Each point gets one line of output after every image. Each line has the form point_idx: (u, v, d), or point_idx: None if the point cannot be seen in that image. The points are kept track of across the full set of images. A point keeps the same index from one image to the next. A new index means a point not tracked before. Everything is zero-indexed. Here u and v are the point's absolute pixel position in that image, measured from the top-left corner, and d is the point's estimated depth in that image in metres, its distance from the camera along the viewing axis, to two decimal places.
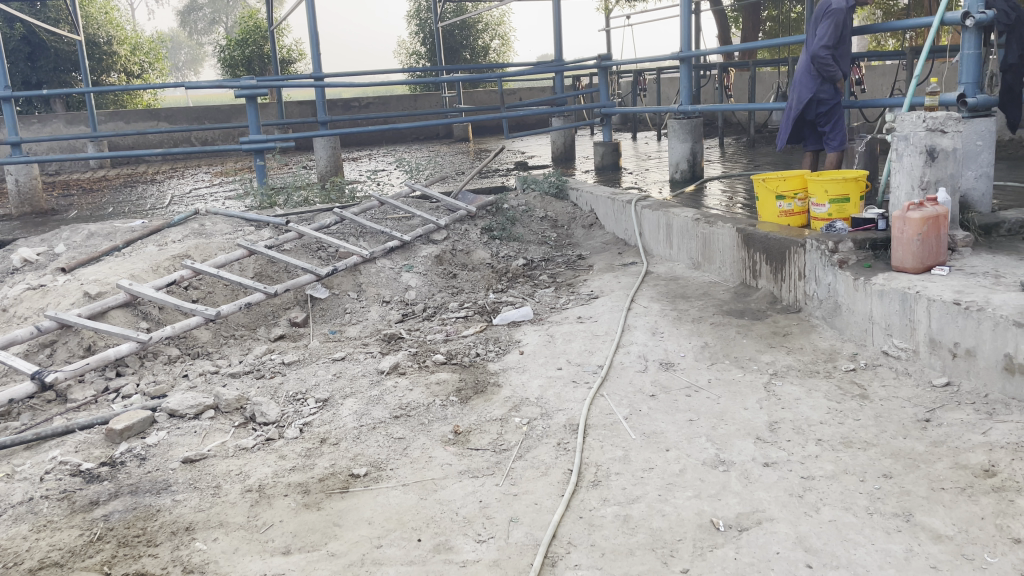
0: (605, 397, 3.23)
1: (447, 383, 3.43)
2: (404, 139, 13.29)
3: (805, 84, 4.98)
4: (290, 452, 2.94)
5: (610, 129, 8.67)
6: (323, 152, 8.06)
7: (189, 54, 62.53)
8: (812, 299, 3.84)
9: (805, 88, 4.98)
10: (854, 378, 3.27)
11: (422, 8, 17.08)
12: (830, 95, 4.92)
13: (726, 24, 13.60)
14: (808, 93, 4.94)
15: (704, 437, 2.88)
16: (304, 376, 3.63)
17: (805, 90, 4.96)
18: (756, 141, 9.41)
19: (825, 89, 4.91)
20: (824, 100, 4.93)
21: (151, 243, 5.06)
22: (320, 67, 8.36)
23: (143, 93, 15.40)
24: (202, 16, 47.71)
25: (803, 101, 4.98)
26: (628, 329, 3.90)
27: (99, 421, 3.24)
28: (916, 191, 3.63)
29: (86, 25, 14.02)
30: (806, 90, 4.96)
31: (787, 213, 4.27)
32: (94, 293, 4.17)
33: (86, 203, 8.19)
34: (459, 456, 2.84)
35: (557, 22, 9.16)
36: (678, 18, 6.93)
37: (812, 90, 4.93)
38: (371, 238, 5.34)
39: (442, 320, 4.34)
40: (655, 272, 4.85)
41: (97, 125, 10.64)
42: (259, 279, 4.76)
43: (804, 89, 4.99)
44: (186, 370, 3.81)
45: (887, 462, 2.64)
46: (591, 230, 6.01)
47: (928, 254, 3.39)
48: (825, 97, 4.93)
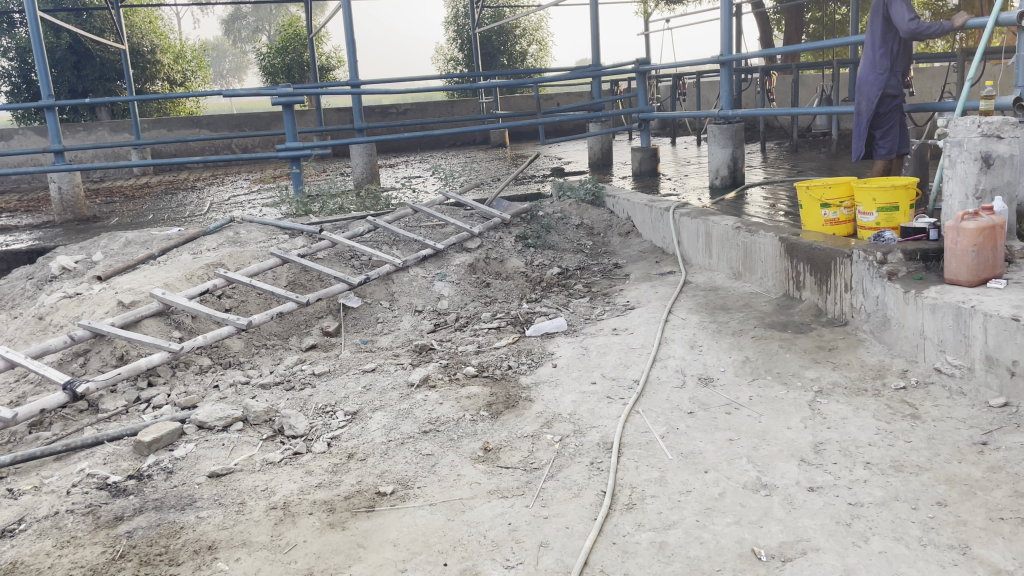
0: (641, 414, 3.11)
1: (478, 398, 3.35)
2: (442, 144, 13.28)
3: (871, 82, 4.74)
4: (317, 467, 2.88)
5: (649, 134, 8.53)
6: (360, 159, 8.06)
7: (232, 62, 63.62)
8: (859, 311, 3.69)
9: (871, 86, 4.73)
10: (904, 397, 3.12)
11: (460, 14, 17.10)
12: (897, 89, 4.72)
13: (769, 26, 13.34)
14: (877, 91, 4.70)
15: (744, 458, 2.75)
16: (333, 388, 3.57)
17: (874, 87, 4.71)
18: (800, 145, 9.20)
19: (892, 84, 4.71)
20: (891, 96, 4.73)
21: (186, 252, 5.07)
22: (357, 74, 8.36)
23: (186, 101, 15.63)
24: (246, 24, 48.56)
25: (873, 100, 4.73)
26: (665, 342, 3.77)
27: (129, 432, 3.21)
28: (970, 200, 3.45)
29: (130, 34, 14.26)
30: (874, 88, 4.72)
31: (832, 222, 4.12)
32: (128, 302, 4.17)
33: (126, 210, 8.29)
34: (488, 474, 2.76)
35: (596, 26, 9.05)
36: (720, 21, 6.78)
37: (880, 87, 4.70)
38: (404, 246, 5.29)
39: (474, 331, 4.26)
40: (693, 282, 4.72)
41: (139, 133, 10.80)
42: (293, 288, 4.74)
43: (870, 86, 4.74)
44: (217, 381, 3.78)
45: (942, 488, 2.49)
46: (628, 238, 5.89)
47: (984, 266, 3.22)
48: (892, 92, 4.72)
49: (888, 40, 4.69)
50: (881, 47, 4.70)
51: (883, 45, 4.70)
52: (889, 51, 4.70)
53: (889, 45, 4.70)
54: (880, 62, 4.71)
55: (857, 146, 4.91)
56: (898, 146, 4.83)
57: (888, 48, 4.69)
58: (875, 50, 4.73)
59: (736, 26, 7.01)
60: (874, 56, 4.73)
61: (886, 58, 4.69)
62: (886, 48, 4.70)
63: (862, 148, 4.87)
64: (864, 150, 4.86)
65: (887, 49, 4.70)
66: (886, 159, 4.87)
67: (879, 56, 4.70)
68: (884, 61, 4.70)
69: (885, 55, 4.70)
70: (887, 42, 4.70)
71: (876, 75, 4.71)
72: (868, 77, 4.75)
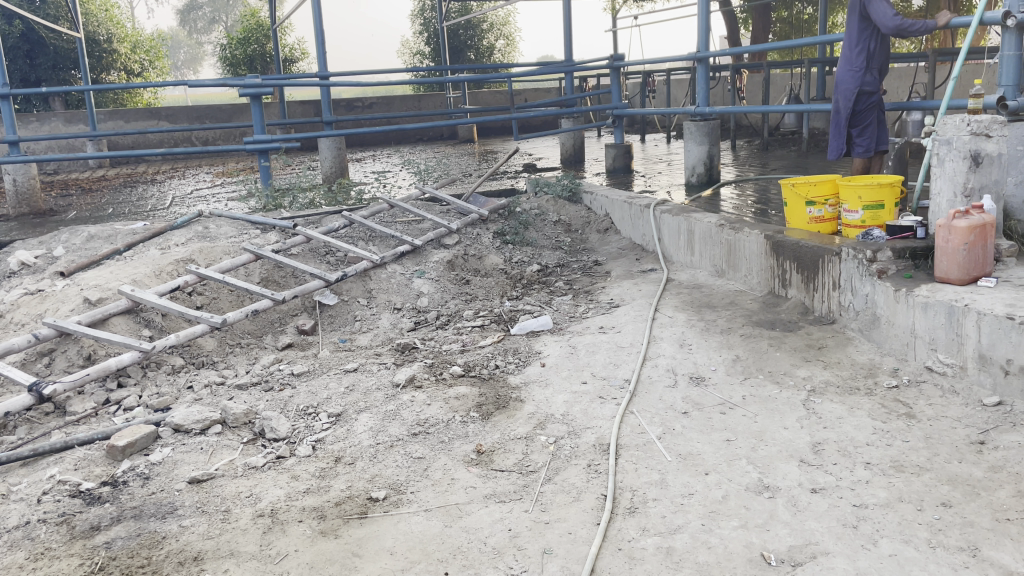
0: (634, 414, 3.05)
1: (467, 398, 3.26)
2: (409, 139, 13.12)
3: (847, 80, 4.74)
4: (304, 472, 2.77)
5: (621, 131, 8.49)
6: (329, 152, 7.89)
7: (188, 53, 62.32)
8: (847, 310, 3.68)
9: (848, 84, 4.73)
10: (897, 396, 3.10)
11: (426, 7, 16.91)
12: (874, 86, 4.72)
13: (736, 25, 13.44)
14: (854, 89, 4.71)
15: (744, 460, 2.71)
16: (315, 389, 3.45)
17: (850, 85, 4.72)
18: (769, 143, 9.26)
19: (868, 81, 4.71)
20: (868, 93, 4.73)
21: (153, 247, 4.89)
22: (325, 65, 8.18)
23: (144, 92, 15.22)
24: (202, 15, 47.62)
25: (849, 97, 4.73)
26: (653, 341, 3.72)
27: (100, 436, 3.06)
28: (959, 199, 3.47)
29: (85, 22, 13.82)
30: (851, 86, 4.72)
31: (817, 220, 4.10)
32: (94, 299, 3.99)
33: (85, 204, 8.01)
34: (483, 478, 2.67)
35: (568, 21, 9.00)
36: (695, 18, 6.77)
37: (857, 85, 4.70)
38: (380, 242, 5.17)
39: (457, 329, 4.16)
40: (676, 279, 4.68)
41: (97, 124, 10.47)
42: (266, 285, 4.59)
43: (846, 84, 4.75)
44: (190, 382, 3.63)
45: (945, 489, 2.47)
46: (606, 235, 5.83)
47: (975, 264, 3.22)
48: (868, 89, 4.72)
49: (865, 37, 4.68)
50: (857, 45, 4.69)
51: (860, 43, 4.69)
52: (866, 48, 4.68)
53: (865, 43, 4.69)
54: (857, 60, 4.70)
55: (835, 145, 4.92)
56: (875, 143, 4.85)
57: (865, 45, 4.68)
58: (852, 48, 4.72)
59: (711, 23, 7.00)
60: (851, 53, 4.73)
61: (862, 56, 4.69)
62: (863, 45, 4.69)
63: (839, 146, 4.88)
64: (842, 149, 4.87)
65: (864, 46, 4.69)
66: (865, 156, 4.86)
67: (855, 54, 4.70)
68: (861, 58, 4.69)
69: (862, 52, 4.69)
70: (863, 40, 4.68)
71: (852, 73, 4.71)
72: (844, 75, 4.75)
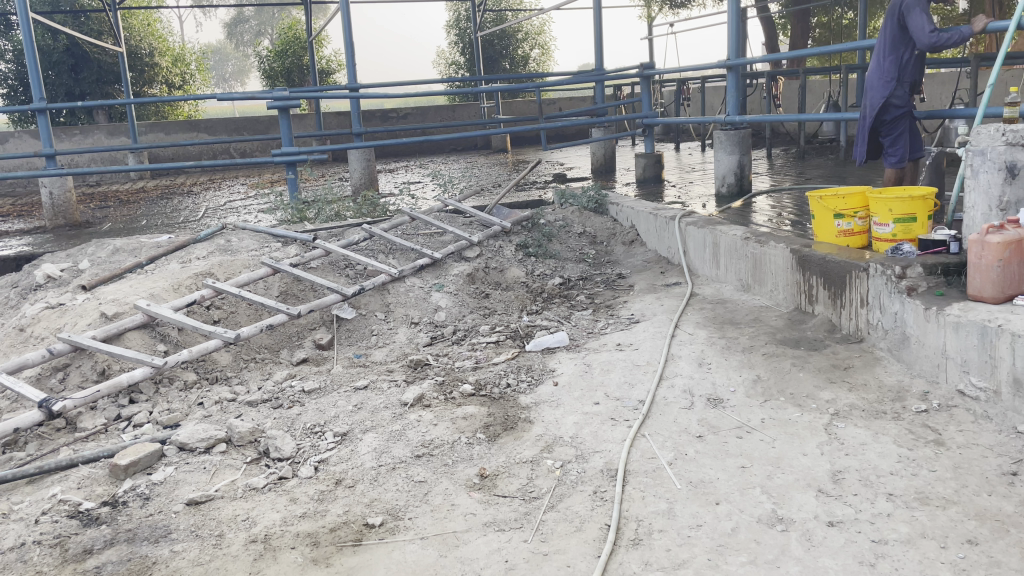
0: (646, 438, 2.94)
1: (475, 418, 3.17)
2: (442, 149, 13.14)
3: (876, 89, 4.59)
4: (303, 495, 2.71)
5: (653, 139, 8.34)
6: (358, 164, 7.90)
7: (235, 65, 63.66)
8: (876, 328, 3.51)
9: (876, 93, 4.57)
10: (926, 421, 2.94)
11: (462, 17, 16.94)
12: (903, 99, 4.54)
13: (774, 31, 13.21)
14: (880, 99, 4.55)
15: (758, 488, 2.58)
16: (323, 407, 3.40)
17: (877, 95, 4.55)
18: (807, 151, 9.04)
19: (898, 94, 4.53)
20: (895, 106, 4.56)
21: (175, 260, 4.90)
22: (355, 77, 8.20)
23: (185, 104, 15.51)
24: (248, 28, 48.64)
25: (875, 107, 4.58)
26: (672, 359, 3.60)
27: (105, 454, 3.04)
28: (994, 212, 3.29)
29: (128, 37, 14.11)
30: (878, 95, 4.56)
31: (847, 233, 3.94)
32: (111, 314, 4.00)
33: (120, 216, 8.14)
34: (484, 505, 2.58)
35: (599, 29, 8.91)
36: (726, 24, 6.61)
37: (884, 95, 4.54)
38: (401, 255, 5.12)
39: (472, 345, 4.08)
40: (700, 294, 4.55)
41: (136, 136, 10.65)
42: (285, 298, 4.57)
43: (874, 94, 4.58)
44: (201, 398, 3.60)
45: (972, 524, 2.32)
46: (632, 247, 5.71)
47: (1010, 282, 3.04)
48: (897, 102, 4.55)
49: (899, 47, 4.50)
50: (890, 55, 4.51)
51: (893, 52, 4.51)
52: (898, 59, 4.51)
53: (898, 53, 4.51)
54: (888, 69, 4.53)
55: (858, 153, 4.79)
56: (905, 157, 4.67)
57: (898, 55, 4.50)
58: (884, 56, 4.55)
59: (744, 30, 6.84)
60: (883, 62, 4.55)
61: (894, 66, 4.51)
62: (895, 55, 4.51)
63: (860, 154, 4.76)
64: (863, 159, 4.74)
65: (897, 56, 4.51)
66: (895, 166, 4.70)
67: (886, 63, 4.53)
68: (892, 68, 4.51)
69: (893, 63, 4.52)
70: (897, 50, 4.50)
71: (881, 82, 4.55)
72: (873, 83, 4.59)
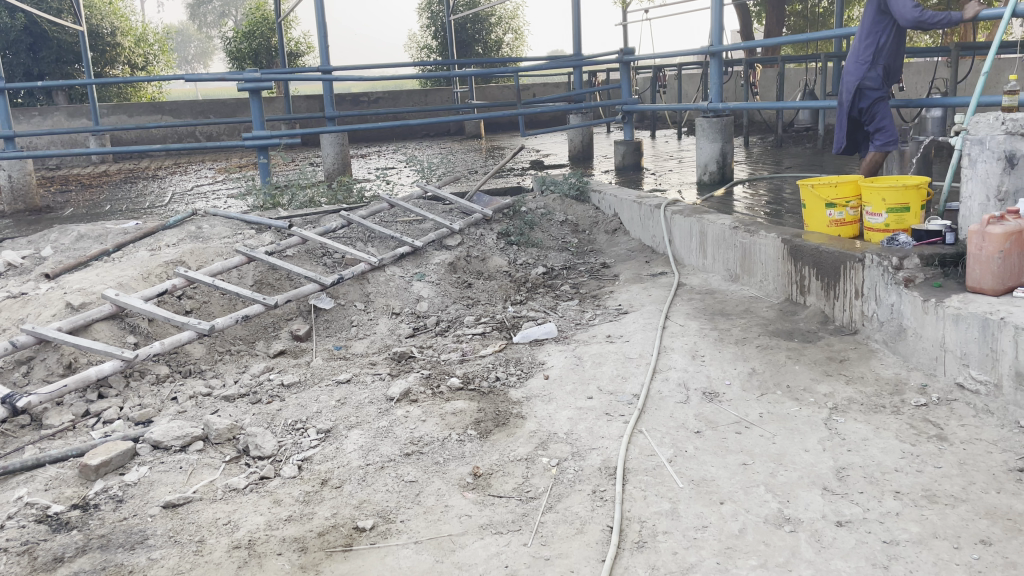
0: (644, 434, 2.84)
1: (465, 414, 3.06)
2: (415, 135, 12.94)
3: (851, 72, 4.49)
4: (287, 496, 2.57)
5: (632, 127, 8.24)
6: (331, 149, 7.70)
7: (199, 48, 62.49)
8: (871, 320, 3.46)
9: (851, 76, 4.49)
10: (926, 415, 2.89)
11: (433, 1, 16.71)
12: (878, 82, 4.43)
13: (749, 19, 13.18)
14: (855, 82, 4.46)
15: (762, 487, 2.50)
16: (304, 402, 3.26)
17: (853, 78, 4.47)
18: (784, 140, 9.02)
19: (873, 76, 4.43)
20: (870, 89, 4.46)
21: (143, 247, 4.69)
22: (328, 59, 7.99)
23: (148, 85, 15.11)
24: (213, 9, 47.76)
25: (850, 91, 4.49)
26: (664, 352, 3.51)
27: (74, 453, 2.88)
28: (992, 202, 3.24)
29: (89, 16, 13.68)
30: (854, 78, 4.47)
31: (838, 223, 3.89)
32: (77, 304, 3.80)
33: (83, 201, 7.86)
34: (479, 506, 2.47)
35: (577, 14, 8.78)
36: (709, 11, 6.54)
37: (858, 78, 4.44)
38: (380, 243, 4.97)
39: (457, 337, 3.95)
40: (687, 284, 4.47)
41: (99, 119, 10.31)
42: (260, 288, 4.40)
43: (850, 77, 4.50)
44: (175, 392, 3.44)
45: (984, 523, 2.26)
46: (615, 235, 5.62)
47: (1010, 273, 2.98)
48: (872, 85, 4.45)
49: (877, 30, 4.40)
50: (867, 38, 4.42)
51: (871, 35, 4.41)
52: (875, 41, 4.41)
53: (876, 36, 4.41)
54: (864, 52, 4.44)
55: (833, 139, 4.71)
56: (891, 140, 4.53)
57: (875, 38, 4.40)
58: (862, 40, 4.46)
59: (726, 18, 6.77)
60: (860, 45, 4.47)
61: (870, 49, 4.41)
62: (873, 38, 4.41)
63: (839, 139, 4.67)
64: (840, 145, 4.65)
65: (874, 39, 4.41)
66: (880, 150, 4.55)
67: (863, 46, 4.43)
68: (868, 51, 4.42)
69: (870, 45, 4.42)
70: (874, 33, 4.41)
71: (857, 65, 4.46)
72: (850, 67, 4.51)
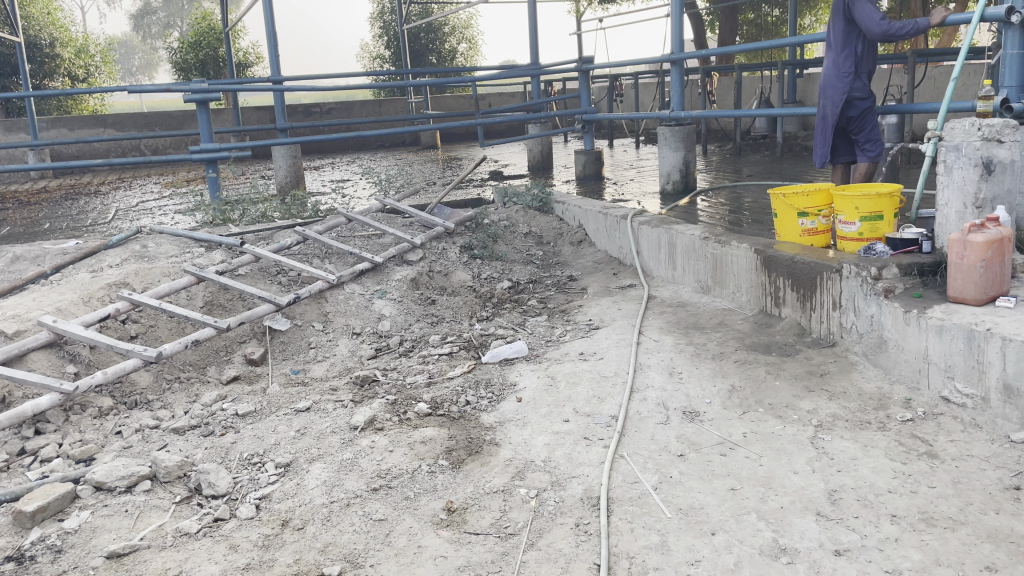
0: (625, 459, 2.70)
1: (435, 442, 2.87)
2: (369, 146, 12.71)
3: (835, 85, 4.39)
4: (244, 541, 2.37)
5: (592, 136, 8.15)
6: (284, 161, 7.46)
7: (143, 59, 61.19)
8: (850, 332, 3.37)
9: (835, 89, 4.38)
10: (914, 431, 2.80)
11: (385, 10, 16.55)
12: (865, 91, 4.38)
13: (703, 27, 13.25)
14: (843, 94, 4.36)
15: (754, 514, 2.37)
16: (261, 434, 3.04)
17: (838, 91, 4.37)
18: (742, 148, 9.02)
19: (858, 86, 4.37)
20: (858, 99, 4.39)
21: (84, 269, 4.42)
22: (279, 69, 7.73)
23: (89, 98, 14.64)
24: (157, 20, 46.85)
25: (839, 103, 4.38)
26: (640, 369, 3.37)
27: (8, 498, 2.62)
28: (969, 210, 3.18)
29: (26, 26, 13.21)
30: (840, 90, 4.37)
31: (810, 232, 3.81)
32: (11, 332, 3.53)
33: (19, 219, 7.47)
34: (455, 545, 2.29)
35: (533, 23, 8.68)
36: (669, 19, 6.48)
37: (846, 90, 4.35)
38: (337, 260, 4.76)
39: (423, 358, 3.77)
40: (658, 296, 4.36)
41: (37, 132, 9.87)
42: (211, 310, 4.16)
43: (834, 90, 4.39)
44: (120, 426, 3.19)
45: (987, 548, 2.16)
46: (581, 247, 5.50)
47: (992, 282, 2.91)
48: (859, 95, 4.38)
49: (852, 40, 4.34)
50: (844, 49, 4.35)
51: (847, 46, 4.35)
52: (852, 53, 4.35)
53: (853, 46, 4.34)
54: (845, 64, 4.36)
55: (820, 153, 4.56)
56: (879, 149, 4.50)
57: (852, 50, 4.34)
58: (838, 51, 4.37)
59: (685, 27, 6.70)
60: (838, 57, 4.38)
61: (850, 60, 4.35)
62: (850, 48, 4.34)
63: (827, 153, 4.53)
64: (830, 159, 4.52)
65: (851, 49, 4.35)
66: (871, 161, 4.50)
67: (842, 57, 4.36)
68: (849, 62, 4.35)
69: (849, 57, 4.35)
70: (850, 43, 4.34)
71: (840, 78, 4.37)
72: (832, 80, 4.40)
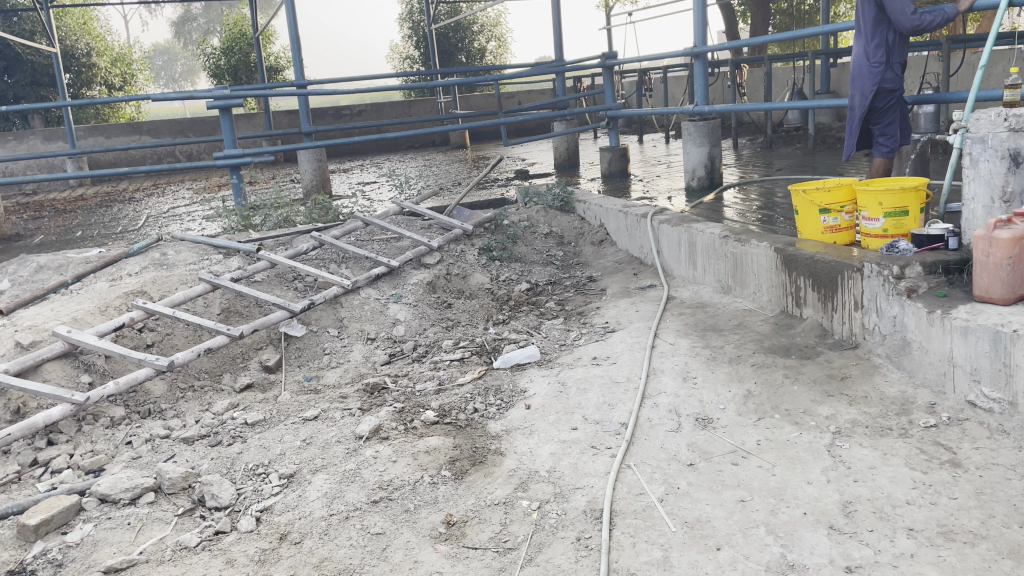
0: (632, 470, 2.62)
1: (439, 452, 2.82)
2: (399, 146, 12.75)
3: (864, 76, 4.23)
4: (241, 555, 2.35)
5: (617, 132, 8.02)
6: (309, 165, 7.48)
7: (185, 65, 62.34)
8: (872, 333, 3.24)
9: (865, 80, 4.22)
10: (937, 438, 2.67)
11: (414, 10, 16.58)
12: (895, 82, 4.22)
13: (734, 18, 13.02)
14: (872, 86, 4.20)
15: (762, 527, 2.28)
16: (267, 443, 3.02)
17: (868, 82, 4.21)
18: (773, 140, 8.82)
19: (889, 77, 4.21)
20: (887, 91, 4.24)
21: (104, 278, 4.46)
22: (303, 73, 7.76)
23: (127, 106, 14.92)
24: (197, 27, 47.73)
25: (867, 95, 4.23)
26: (653, 374, 3.28)
27: (15, 510, 2.64)
28: (996, 204, 3.03)
29: (63, 37, 13.51)
30: (869, 82, 4.21)
31: (833, 229, 3.69)
32: (28, 343, 3.57)
33: (54, 227, 7.62)
34: (451, 560, 2.24)
35: (557, 20, 8.59)
36: (692, 11, 6.35)
37: (875, 82, 4.19)
38: (354, 264, 4.74)
39: (434, 363, 3.73)
40: (677, 297, 4.26)
41: (74, 141, 10.07)
42: (228, 317, 4.17)
43: (863, 81, 4.24)
44: (131, 436, 3.20)
45: (1008, 565, 2.04)
46: (602, 247, 5.41)
47: (1021, 281, 2.76)
48: (888, 87, 4.22)
49: (882, 28, 4.17)
50: (874, 37, 4.18)
51: (877, 35, 4.18)
52: (883, 41, 4.18)
53: (883, 35, 4.18)
54: (875, 54, 4.19)
55: (849, 144, 4.43)
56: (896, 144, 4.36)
57: (882, 38, 4.17)
58: (868, 39, 4.21)
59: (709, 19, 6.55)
60: (868, 45, 4.21)
61: (880, 49, 4.18)
62: (880, 37, 4.18)
63: (855, 145, 4.40)
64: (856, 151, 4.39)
65: (882, 38, 4.18)
66: (885, 156, 4.37)
67: (872, 47, 4.19)
68: (880, 52, 4.18)
69: (879, 46, 4.18)
70: (880, 31, 4.17)
71: (870, 68, 4.20)
72: (861, 70, 4.24)
